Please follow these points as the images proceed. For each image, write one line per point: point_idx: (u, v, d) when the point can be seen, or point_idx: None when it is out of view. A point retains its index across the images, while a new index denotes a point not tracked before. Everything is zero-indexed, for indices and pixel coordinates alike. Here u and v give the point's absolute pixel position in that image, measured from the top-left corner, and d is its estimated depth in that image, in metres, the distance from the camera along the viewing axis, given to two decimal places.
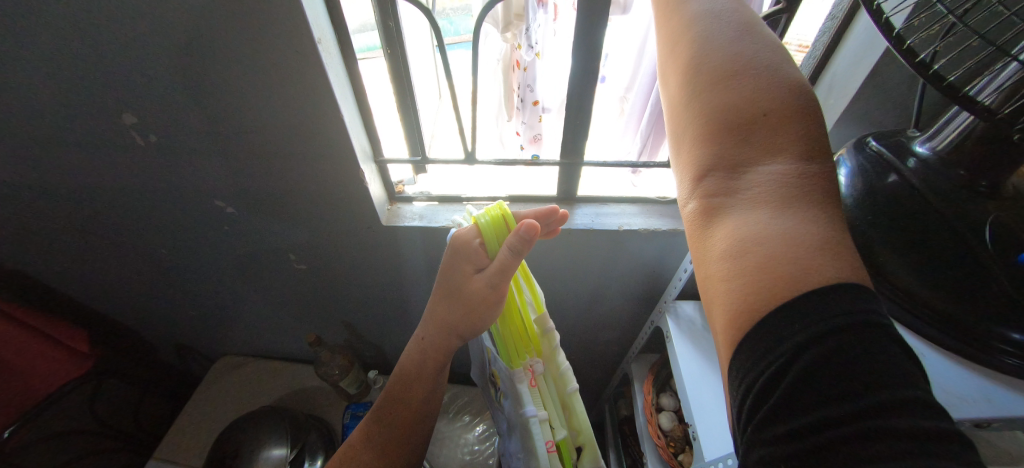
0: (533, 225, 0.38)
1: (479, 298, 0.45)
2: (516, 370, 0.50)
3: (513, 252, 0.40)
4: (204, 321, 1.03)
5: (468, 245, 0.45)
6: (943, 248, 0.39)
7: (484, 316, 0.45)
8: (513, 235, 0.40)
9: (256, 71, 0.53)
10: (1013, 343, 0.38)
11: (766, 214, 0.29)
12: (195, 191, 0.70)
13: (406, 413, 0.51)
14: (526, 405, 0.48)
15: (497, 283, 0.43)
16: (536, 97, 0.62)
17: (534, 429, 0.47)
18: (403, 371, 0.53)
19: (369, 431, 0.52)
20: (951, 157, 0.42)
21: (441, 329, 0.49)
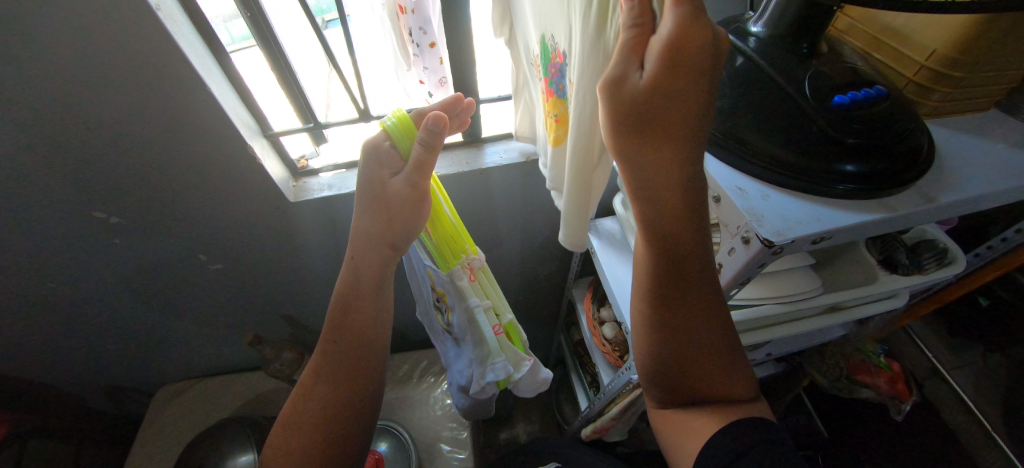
0: (439, 116, 0.44)
1: (398, 199, 0.47)
2: (454, 271, 0.54)
3: (425, 147, 0.45)
4: (127, 352, 0.95)
5: (378, 149, 0.47)
6: (778, 108, 0.44)
7: (409, 218, 0.48)
8: (423, 130, 0.45)
9: (91, 54, 0.47)
10: (843, 172, 0.41)
11: (712, 421, 0.43)
12: (63, 208, 0.62)
13: (354, 339, 0.49)
14: (470, 298, 0.54)
15: (418, 180, 0.46)
16: (432, 38, 0.60)
17: (480, 317, 0.54)
18: (339, 298, 0.51)
19: (319, 368, 0.50)
20: (778, 29, 0.48)
21: (371, 238, 0.48)
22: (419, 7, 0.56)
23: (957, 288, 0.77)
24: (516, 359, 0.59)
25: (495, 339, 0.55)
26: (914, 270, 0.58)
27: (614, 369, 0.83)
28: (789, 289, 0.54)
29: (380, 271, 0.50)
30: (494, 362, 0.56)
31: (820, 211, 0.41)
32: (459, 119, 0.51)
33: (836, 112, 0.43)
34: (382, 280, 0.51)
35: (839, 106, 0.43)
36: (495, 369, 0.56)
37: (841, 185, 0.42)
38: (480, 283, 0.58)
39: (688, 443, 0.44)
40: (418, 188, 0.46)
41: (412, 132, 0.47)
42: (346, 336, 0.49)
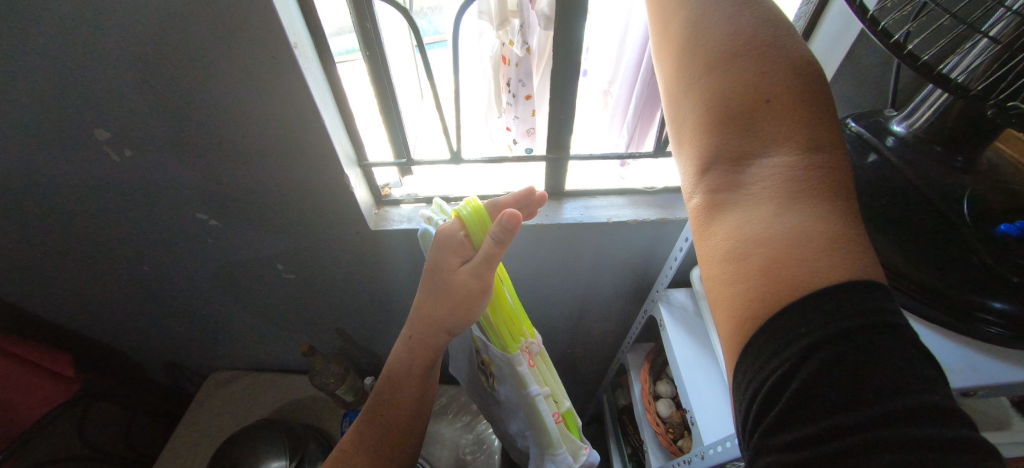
0: (515, 214, 0.40)
1: (466, 289, 0.45)
2: (516, 355, 0.51)
3: (496, 242, 0.42)
4: (193, 336, 1.01)
5: (452, 238, 0.46)
6: (923, 228, 0.40)
7: (476, 305, 0.46)
8: (496, 225, 0.41)
9: (233, 77, 0.52)
10: (995, 312, 0.36)
11: (772, 211, 0.29)
12: (176, 206, 0.68)
13: (394, 422, 0.51)
14: (532, 385, 0.51)
15: (484, 272, 0.44)
16: (529, 91, 0.61)
17: (542, 406, 0.51)
18: (389, 374, 0.52)
19: (359, 439, 0.52)
20: (928, 135, 0.43)
21: (429, 326, 0.49)
22: (524, 61, 0.58)
23: None
24: (575, 448, 0.56)
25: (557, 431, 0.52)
26: None
27: (665, 454, 0.76)
28: None
29: (435, 351, 0.51)
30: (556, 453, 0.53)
31: (968, 357, 0.38)
32: (530, 208, 0.49)
33: (1004, 245, 0.37)
34: (432, 364, 0.52)
35: (1005, 239, 0.37)
36: (557, 461, 0.53)
37: (990, 326, 0.36)
38: (539, 366, 0.56)
39: (750, 286, 0.28)
40: (483, 279, 0.44)
41: (486, 221, 0.45)
42: (388, 418, 0.51)
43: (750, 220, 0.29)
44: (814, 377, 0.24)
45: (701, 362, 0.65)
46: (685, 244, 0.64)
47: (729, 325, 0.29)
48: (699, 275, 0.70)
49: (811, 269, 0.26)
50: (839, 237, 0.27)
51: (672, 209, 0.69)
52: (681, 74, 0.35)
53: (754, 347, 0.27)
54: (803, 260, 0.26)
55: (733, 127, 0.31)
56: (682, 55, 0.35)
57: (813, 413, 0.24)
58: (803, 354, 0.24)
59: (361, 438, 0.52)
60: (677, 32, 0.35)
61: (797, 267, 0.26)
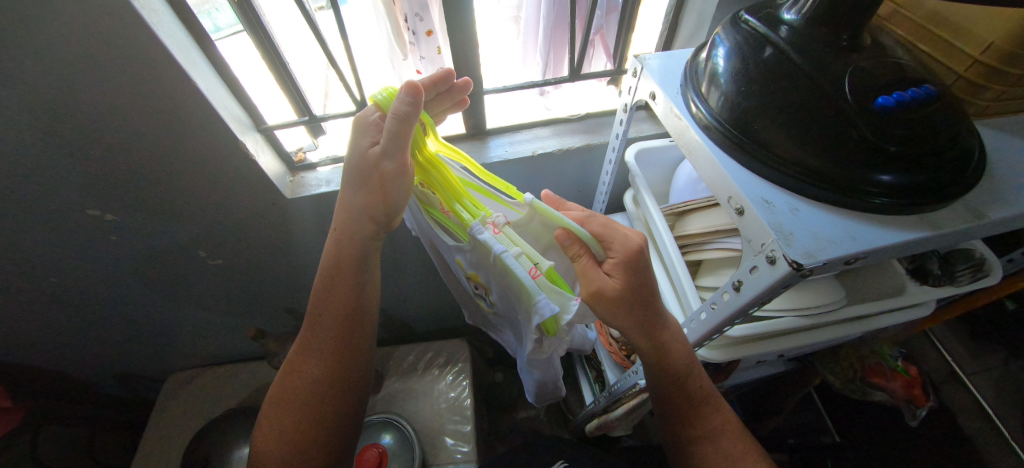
0: (414, 86, 0.37)
1: (376, 174, 0.43)
2: (472, 225, 0.44)
3: (398, 120, 0.39)
4: (133, 342, 0.95)
5: (367, 122, 0.45)
6: (817, 111, 0.39)
7: (390, 195, 0.44)
8: (400, 101, 0.38)
9: (69, 49, 0.44)
10: (878, 184, 0.38)
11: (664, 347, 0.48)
12: (56, 208, 0.60)
13: (335, 319, 0.50)
14: (493, 246, 0.42)
15: (394, 155, 0.40)
16: (429, 26, 0.56)
17: (507, 260, 0.41)
18: (325, 273, 0.50)
19: (307, 344, 0.50)
20: (815, 18, 0.42)
21: (350, 213, 0.47)
22: None
23: (988, 293, 0.74)
24: (561, 302, 0.43)
25: (531, 282, 0.41)
26: (945, 282, 0.55)
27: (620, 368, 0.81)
28: (809, 301, 0.52)
29: (364, 243, 0.48)
30: (534, 303, 0.40)
31: (849, 227, 0.38)
32: (445, 92, 0.48)
33: (883, 115, 0.38)
34: (364, 258, 0.49)
35: (882, 109, 0.39)
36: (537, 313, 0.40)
37: (877, 198, 0.38)
38: (510, 233, 0.46)
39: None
40: (398, 161, 0.41)
41: None
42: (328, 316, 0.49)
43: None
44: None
45: None
46: (611, 165, 0.64)
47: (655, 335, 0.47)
48: (630, 197, 0.71)
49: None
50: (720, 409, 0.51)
51: (596, 134, 0.69)
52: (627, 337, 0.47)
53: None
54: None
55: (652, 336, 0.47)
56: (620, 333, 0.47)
57: None
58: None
59: (309, 341, 0.50)
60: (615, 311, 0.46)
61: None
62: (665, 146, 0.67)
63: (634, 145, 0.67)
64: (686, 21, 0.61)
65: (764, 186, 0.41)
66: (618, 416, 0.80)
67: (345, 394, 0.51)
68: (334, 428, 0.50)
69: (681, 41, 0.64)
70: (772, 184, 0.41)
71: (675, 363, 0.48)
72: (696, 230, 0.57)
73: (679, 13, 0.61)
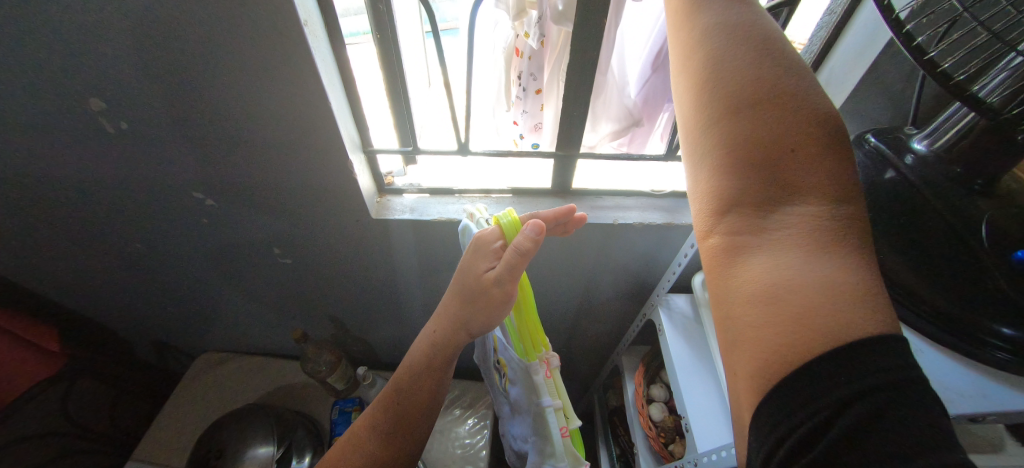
0: (539, 224, 0.41)
1: (486, 297, 0.45)
2: (534, 363, 0.50)
3: (519, 253, 0.42)
4: (182, 316, 0.99)
5: (488, 246, 0.47)
6: (944, 251, 0.39)
7: (494, 316, 0.45)
8: (524, 235, 0.42)
9: (240, 55, 0.50)
10: (1005, 338, 0.35)
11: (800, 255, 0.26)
12: (171, 183, 0.66)
13: (410, 408, 0.51)
14: (544, 396, 0.49)
15: (509, 284, 0.43)
16: (539, 85, 0.60)
17: (551, 419, 0.49)
18: (409, 366, 0.52)
19: (368, 430, 0.52)
20: (948, 155, 0.42)
21: (452, 323, 0.49)
22: (536, 54, 0.56)
23: None
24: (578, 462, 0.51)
25: (561, 444, 0.49)
26: None
27: (655, 458, 0.76)
28: None
29: (454, 351, 0.50)
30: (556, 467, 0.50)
31: (979, 382, 0.38)
32: (562, 225, 0.51)
33: None
34: (451, 360, 0.51)
35: None
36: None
37: (999, 353, 0.36)
38: (558, 381, 0.53)
39: (778, 330, 0.25)
40: (505, 289, 0.44)
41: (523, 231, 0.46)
42: (405, 405, 0.51)
43: (774, 268, 0.27)
44: (837, 442, 0.22)
45: (700, 370, 0.65)
46: (692, 250, 0.63)
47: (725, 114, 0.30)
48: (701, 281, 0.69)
49: (820, 326, 0.24)
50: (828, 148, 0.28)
51: (677, 214, 0.69)
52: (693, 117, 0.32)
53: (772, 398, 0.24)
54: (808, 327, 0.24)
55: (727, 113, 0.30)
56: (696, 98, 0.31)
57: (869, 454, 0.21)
58: (831, 397, 0.23)
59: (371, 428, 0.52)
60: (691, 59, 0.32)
61: (805, 325, 0.24)
62: None
63: None
64: None
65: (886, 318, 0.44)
66: None
67: None
68: None
69: None
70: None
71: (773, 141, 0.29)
72: None
73: None
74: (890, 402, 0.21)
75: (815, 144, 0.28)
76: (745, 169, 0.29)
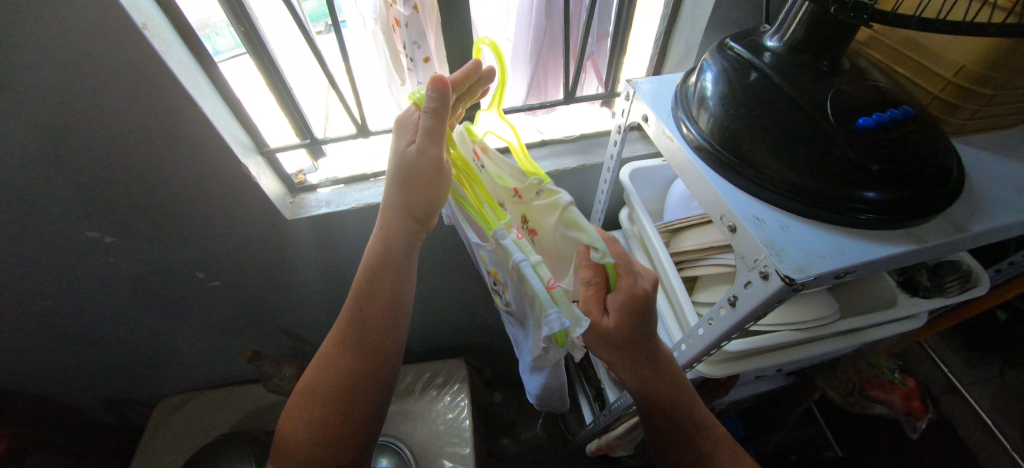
0: (439, 78, 0.39)
1: (424, 171, 0.44)
2: (495, 229, 0.45)
3: (432, 113, 0.41)
4: (126, 366, 0.94)
5: (408, 126, 0.46)
6: (803, 133, 0.41)
7: (434, 184, 0.45)
8: (426, 97, 0.40)
9: (83, 76, 0.45)
10: (862, 200, 0.39)
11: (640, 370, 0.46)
12: (57, 230, 0.60)
13: (379, 306, 0.50)
14: (511, 252, 0.42)
15: (433, 146, 0.43)
16: (426, 53, 0.57)
17: (528, 271, 0.41)
18: (370, 262, 0.50)
19: (343, 337, 0.51)
20: (795, 44, 0.45)
21: (397, 214, 0.49)
22: (413, 20, 0.53)
23: (976, 304, 0.76)
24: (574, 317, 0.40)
25: (546, 294, 0.39)
26: (936, 293, 0.56)
27: (620, 385, 0.81)
28: (803, 314, 0.53)
29: (410, 240, 0.50)
30: (545, 316, 0.38)
31: (838, 242, 0.39)
32: (479, 82, 0.47)
33: (862, 136, 0.40)
34: (410, 256, 0.50)
35: (862, 130, 0.40)
36: (547, 327, 0.38)
37: (863, 214, 0.39)
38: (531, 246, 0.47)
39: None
40: (432, 155, 0.43)
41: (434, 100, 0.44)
42: (375, 302, 0.50)
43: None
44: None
45: None
46: (606, 185, 0.65)
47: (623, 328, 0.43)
48: (625, 214, 0.72)
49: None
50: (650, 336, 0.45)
51: (591, 155, 0.71)
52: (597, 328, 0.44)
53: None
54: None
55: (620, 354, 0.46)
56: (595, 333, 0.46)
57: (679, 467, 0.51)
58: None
59: (344, 333, 0.51)
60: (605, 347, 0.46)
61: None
62: (657, 166, 0.69)
63: (628, 166, 0.69)
64: (675, 45, 0.64)
65: (754, 204, 0.42)
66: (619, 435, 0.79)
67: (361, 404, 0.50)
68: (351, 431, 0.50)
69: (670, 64, 0.66)
70: (763, 202, 0.43)
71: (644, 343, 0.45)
72: (690, 247, 0.58)
73: (667, 43, 0.64)
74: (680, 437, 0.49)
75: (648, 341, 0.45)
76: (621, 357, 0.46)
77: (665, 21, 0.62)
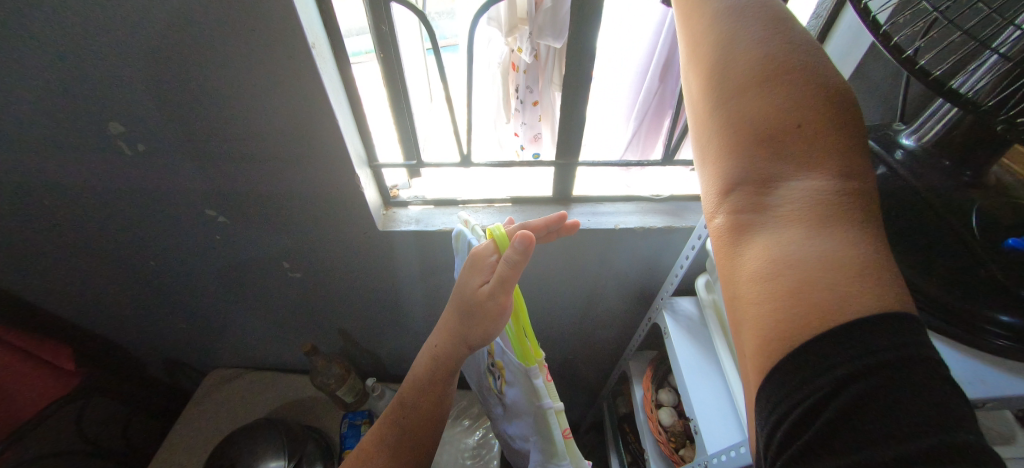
0: (527, 236, 0.41)
1: (488, 311, 0.46)
2: (533, 368, 0.51)
3: (511, 265, 0.42)
4: (195, 333, 1.01)
5: (484, 261, 0.48)
6: (939, 243, 0.39)
7: (493, 325, 0.47)
8: (512, 249, 0.42)
9: (251, 78, 0.53)
10: (1001, 324, 0.36)
11: (784, 149, 0.28)
12: (186, 203, 0.68)
13: (417, 419, 0.55)
14: (544, 397, 0.51)
15: (502, 295, 0.44)
16: (536, 97, 0.62)
17: (552, 420, 0.52)
18: (416, 376, 0.56)
19: (383, 434, 0.56)
20: (935, 148, 0.43)
21: (450, 338, 0.52)
22: (532, 67, 0.59)
23: None
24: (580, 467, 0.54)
25: (563, 445, 0.52)
26: None
27: (667, 463, 0.76)
28: None
29: (456, 364, 0.53)
30: None
31: (973, 367, 0.38)
32: (553, 231, 0.52)
33: (1009, 257, 0.37)
34: (453, 370, 0.54)
35: (1010, 250, 0.38)
36: None
37: (997, 339, 0.37)
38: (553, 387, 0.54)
39: (779, 312, 0.25)
40: (499, 300, 0.45)
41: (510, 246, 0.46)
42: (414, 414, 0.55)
43: (797, 268, 0.25)
44: (841, 414, 0.22)
45: (704, 368, 0.65)
46: (692, 251, 0.64)
47: (740, 20, 0.31)
48: (704, 283, 0.70)
49: (856, 294, 0.23)
50: (804, 70, 0.29)
51: (678, 218, 0.71)
52: (706, 36, 0.32)
53: (782, 373, 0.24)
54: (843, 284, 0.24)
55: (745, 81, 0.29)
56: (715, 60, 0.31)
57: (845, 445, 0.21)
58: (842, 380, 0.22)
59: (385, 431, 0.56)
60: (710, 72, 0.31)
61: (831, 294, 0.24)
62: None
63: None
64: None
65: None
66: None
67: None
68: None
69: None
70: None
71: (795, 69, 0.28)
72: None
73: None
74: (891, 379, 0.21)
75: (793, 76, 0.28)
76: (740, 91, 0.29)
77: None
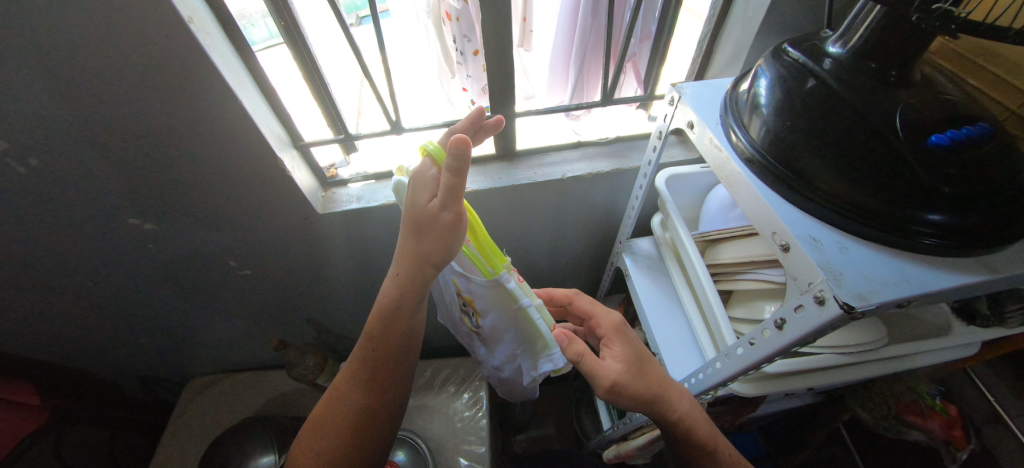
0: (462, 137, 0.37)
1: (442, 223, 0.42)
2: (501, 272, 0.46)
3: (455, 171, 0.39)
4: (161, 345, 0.98)
5: (425, 176, 0.44)
6: (868, 147, 0.38)
7: (454, 237, 0.43)
8: (449, 153, 0.38)
9: (133, 67, 0.46)
10: (930, 223, 0.36)
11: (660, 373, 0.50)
12: (103, 214, 0.62)
13: (386, 349, 0.50)
14: (520, 297, 0.46)
15: (456, 202, 0.41)
16: (475, 46, 0.57)
17: (536, 316, 0.46)
18: (383, 303, 0.50)
19: (351, 372, 0.51)
20: (862, 51, 0.42)
21: (413, 261, 0.46)
22: (463, 13, 0.53)
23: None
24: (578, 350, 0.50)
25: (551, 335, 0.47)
26: (994, 324, 0.53)
27: None
28: (849, 339, 0.50)
29: (425, 285, 0.48)
30: None
31: (899, 268, 0.37)
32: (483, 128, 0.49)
33: (932, 154, 0.37)
34: (420, 296, 0.49)
35: (932, 147, 0.38)
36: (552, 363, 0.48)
37: (926, 239, 0.37)
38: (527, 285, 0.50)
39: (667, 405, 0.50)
40: (455, 211, 0.42)
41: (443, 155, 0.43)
42: (384, 341, 0.50)
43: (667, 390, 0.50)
44: None
45: (665, 304, 0.66)
46: (642, 190, 0.63)
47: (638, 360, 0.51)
48: (659, 221, 0.70)
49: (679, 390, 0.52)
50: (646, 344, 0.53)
51: (625, 158, 0.69)
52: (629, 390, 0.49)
53: None
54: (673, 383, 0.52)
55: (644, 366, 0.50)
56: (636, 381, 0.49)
57: None
58: None
59: (353, 369, 0.52)
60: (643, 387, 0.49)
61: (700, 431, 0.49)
62: (695, 173, 0.67)
63: (664, 172, 0.67)
64: (720, 51, 0.61)
65: (808, 222, 0.40)
66: (639, 446, 0.77)
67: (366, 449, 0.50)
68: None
69: (714, 69, 0.64)
70: (802, 209, 0.40)
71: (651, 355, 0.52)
72: (729, 260, 0.56)
73: (713, 45, 0.61)
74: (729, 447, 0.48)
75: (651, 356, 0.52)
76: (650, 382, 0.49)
77: (712, 22, 0.59)
